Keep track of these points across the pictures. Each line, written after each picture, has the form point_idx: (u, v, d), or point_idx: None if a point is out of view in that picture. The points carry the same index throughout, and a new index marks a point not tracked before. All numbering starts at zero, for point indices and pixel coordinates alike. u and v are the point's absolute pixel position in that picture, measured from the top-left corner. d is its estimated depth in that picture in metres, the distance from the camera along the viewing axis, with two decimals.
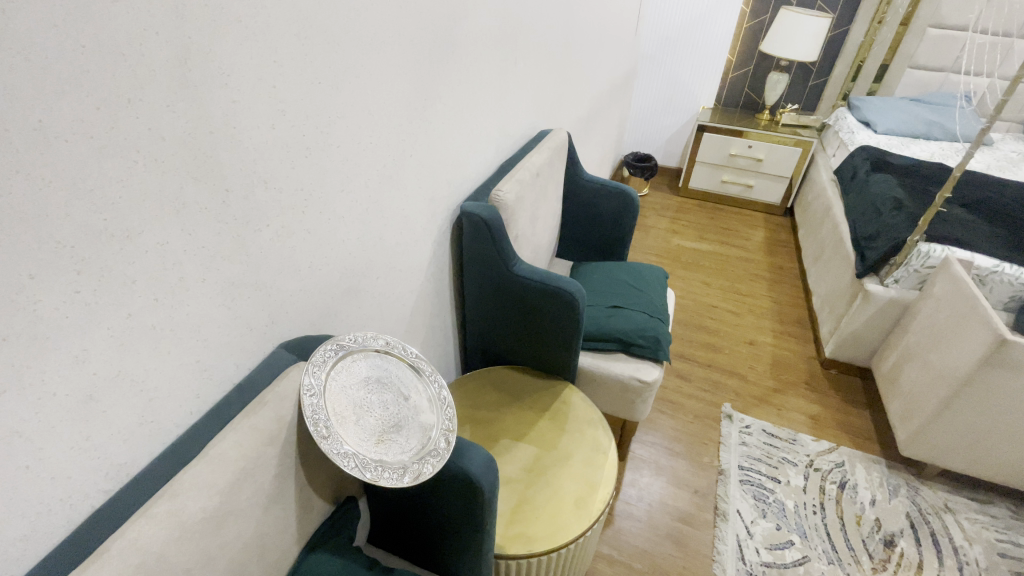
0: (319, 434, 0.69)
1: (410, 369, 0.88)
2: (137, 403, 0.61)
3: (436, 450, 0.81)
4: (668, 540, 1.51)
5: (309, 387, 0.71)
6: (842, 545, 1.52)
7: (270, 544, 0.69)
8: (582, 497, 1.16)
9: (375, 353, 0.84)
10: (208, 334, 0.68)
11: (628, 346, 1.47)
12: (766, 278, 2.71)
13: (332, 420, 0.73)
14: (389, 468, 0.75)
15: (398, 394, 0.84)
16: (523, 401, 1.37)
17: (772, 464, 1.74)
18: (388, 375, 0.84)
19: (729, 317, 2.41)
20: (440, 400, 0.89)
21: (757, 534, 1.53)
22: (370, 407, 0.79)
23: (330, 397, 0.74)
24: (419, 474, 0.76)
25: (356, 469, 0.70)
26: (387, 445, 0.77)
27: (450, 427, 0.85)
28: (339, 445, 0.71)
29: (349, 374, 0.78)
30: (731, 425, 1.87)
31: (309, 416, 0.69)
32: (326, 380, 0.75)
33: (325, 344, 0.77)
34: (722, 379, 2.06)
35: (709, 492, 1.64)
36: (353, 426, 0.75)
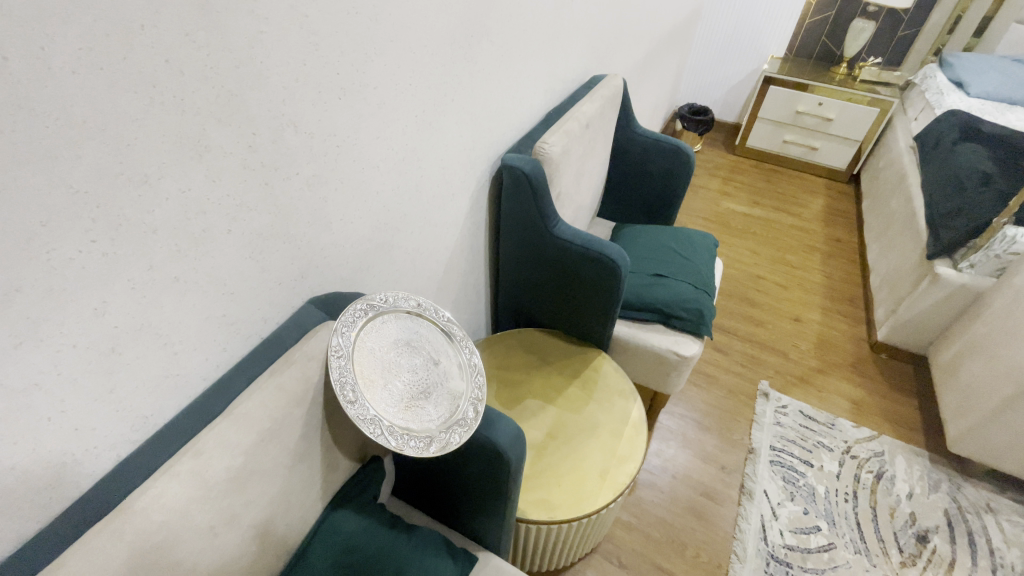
0: (345, 398, 0.66)
1: (443, 333, 0.84)
2: (162, 357, 0.59)
3: (464, 420, 0.77)
4: (689, 513, 1.49)
5: (337, 347, 0.69)
6: (871, 536, 1.47)
7: (296, 501, 0.68)
8: (608, 469, 1.13)
9: (407, 315, 0.80)
10: (235, 287, 0.65)
11: (667, 318, 1.40)
12: (820, 250, 2.54)
13: (360, 384, 0.70)
14: (416, 436, 0.72)
15: (430, 358, 0.80)
16: (553, 366, 1.33)
17: (806, 447, 1.67)
18: (420, 337, 0.81)
19: (776, 290, 2.28)
20: (471, 367, 0.85)
21: (782, 516, 1.49)
22: (399, 371, 0.76)
23: (358, 359, 0.71)
24: (446, 444, 0.73)
25: (380, 438, 0.67)
26: (416, 412, 0.74)
27: (481, 397, 0.81)
28: (366, 409, 0.68)
29: (378, 335, 0.75)
30: (766, 403, 1.80)
31: (337, 378, 0.67)
32: (355, 340, 0.72)
33: (354, 304, 0.73)
34: (761, 355, 1.98)
35: (737, 469, 1.60)
36: (380, 390, 0.72)
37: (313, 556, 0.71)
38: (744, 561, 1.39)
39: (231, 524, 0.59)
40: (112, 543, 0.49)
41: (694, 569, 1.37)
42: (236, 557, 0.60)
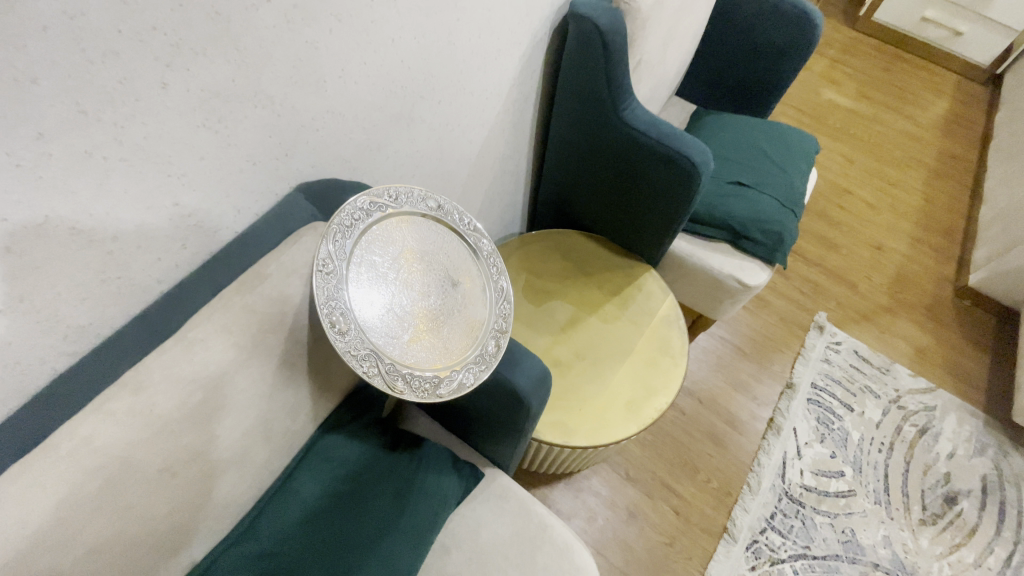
0: (331, 327, 0.53)
1: (466, 245, 0.68)
2: (91, 258, 0.44)
3: (483, 356, 0.64)
4: (709, 439, 1.42)
5: (324, 260, 0.54)
6: (896, 489, 1.39)
7: (278, 429, 0.58)
8: (635, 400, 1.01)
9: (420, 220, 0.64)
10: (190, 169, 0.47)
11: (738, 238, 1.19)
12: (927, 166, 2.14)
13: (354, 307, 0.56)
14: (423, 375, 0.59)
15: (447, 275, 0.65)
16: (592, 277, 1.17)
17: (850, 390, 1.54)
18: (436, 248, 0.65)
19: (861, 210, 1.96)
20: (498, 289, 0.70)
21: (806, 456, 1.41)
22: (407, 292, 0.61)
23: (352, 275, 0.57)
24: (458, 385, 0.60)
25: (374, 379, 0.55)
26: (425, 344, 0.60)
27: (507, 328, 0.67)
28: (360, 341, 0.55)
29: (380, 244, 0.60)
30: (818, 336, 1.63)
31: (322, 301, 0.53)
32: (349, 252, 0.57)
33: (351, 203, 0.56)
34: (825, 282, 1.76)
35: (769, 402, 1.50)
36: (381, 316, 0.58)
37: (304, 477, 0.65)
38: (755, 493, 1.34)
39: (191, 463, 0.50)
40: None
41: (702, 493, 1.34)
42: (200, 492, 0.52)
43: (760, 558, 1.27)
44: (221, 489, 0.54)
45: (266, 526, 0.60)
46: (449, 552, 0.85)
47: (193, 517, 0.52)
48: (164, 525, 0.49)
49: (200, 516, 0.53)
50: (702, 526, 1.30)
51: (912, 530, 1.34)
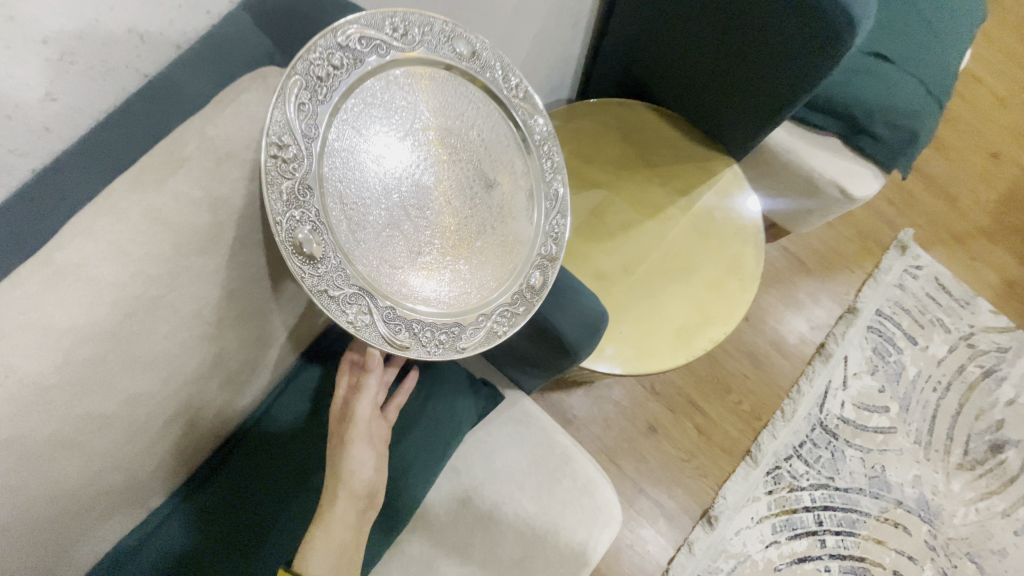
0: (293, 251, 0.40)
1: (505, 136, 0.55)
2: None
3: (521, 294, 0.53)
4: (746, 358, 1.29)
5: (284, 141, 0.40)
6: (940, 430, 1.29)
7: (226, 337, 0.49)
8: (689, 327, 0.85)
9: (439, 95, 0.50)
10: None
11: (853, 132, 0.93)
12: None
13: (343, 220, 0.44)
14: (440, 326, 0.48)
15: (478, 179, 0.53)
16: (656, 169, 0.93)
17: (918, 321, 1.36)
18: (462, 138, 0.52)
19: (988, 106, 1.59)
20: (547, 197, 0.58)
21: (852, 387, 1.29)
22: (417, 197, 0.48)
23: (342, 176, 0.44)
24: (486, 336, 0.51)
25: (368, 329, 0.44)
26: (443, 277, 0.50)
27: (556, 256, 0.56)
28: (341, 268, 0.43)
29: (382, 128, 0.46)
30: (898, 257, 1.40)
31: (273, 214, 0.39)
32: (325, 137, 0.42)
33: (324, 46, 0.41)
34: (919, 193, 1.48)
35: (824, 326, 1.33)
36: (381, 230, 0.46)
37: (294, 399, 0.62)
38: (787, 420, 1.25)
39: (88, 424, 0.42)
40: None
41: (730, 415, 1.25)
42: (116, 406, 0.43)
43: (780, 484, 1.21)
44: (139, 445, 0.46)
45: (245, 455, 0.58)
46: (460, 475, 0.76)
47: (106, 482, 0.45)
48: (69, 496, 0.43)
49: (119, 479, 0.46)
50: (723, 447, 1.23)
51: (946, 473, 1.26)
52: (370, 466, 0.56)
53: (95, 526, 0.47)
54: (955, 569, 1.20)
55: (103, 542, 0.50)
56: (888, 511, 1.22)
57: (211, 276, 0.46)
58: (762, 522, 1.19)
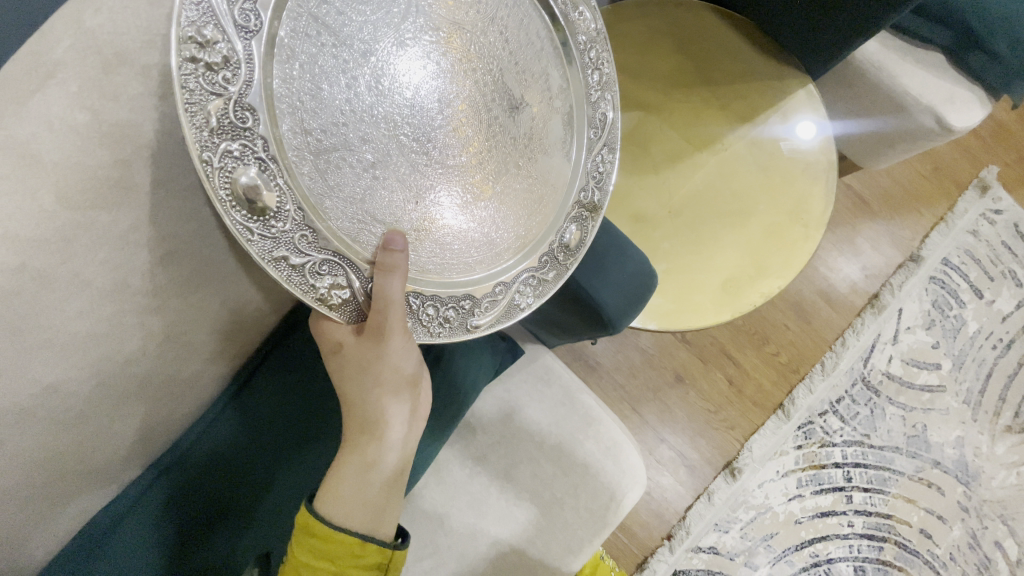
0: (232, 203, 0.33)
1: (543, 44, 0.49)
2: None
3: (546, 262, 0.50)
4: (790, 307, 1.19)
5: (207, 38, 0.31)
6: (993, 391, 1.19)
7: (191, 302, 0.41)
8: (736, 279, 0.74)
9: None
10: None
11: (964, 48, 0.76)
12: None
13: (307, 155, 0.36)
14: (448, 300, 0.44)
15: (502, 99, 0.47)
16: (715, 90, 0.78)
17: (988, 273, 1.22)
18: (476, 44, 0.45)
19: None
20: (594, 125, 0.53)
21: (902, 342, 1.19)
22: (415, 115, 0.42)
23: (305, 94, 0.36)
24: (502, 311, 0.47)
25: (343, 304, 0.39)
26: (448, 236, 0.44)
27: (600, 206, 0.53)
28: (301, 222, 0.36)
29: (356, 23, 0.38)
30: (976, 199, 1.23)
31: (199, 154, 0.31)
32: (268, 29, 0.34)
33: None
34: (1011, 126, 1.28)
35: (880, 275, 1.20)
36: (367, 161, 0.39)
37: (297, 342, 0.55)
38: (827, 374, 1.16)
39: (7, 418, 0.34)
40: None
41: (765, 366, 1.18)
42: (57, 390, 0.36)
43: (811, 439, 1.15)
44: (87, 425, 0.39)
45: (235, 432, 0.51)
46: (475, 433, 0.71)
47: (50, 469, 0.38)
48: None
49: (68, 464, 0.39)
50: (754, 400, 1.17)
51: (991, 435, 1.18)
52: (413, 357, 0.45)
53: (56, 510, 0.41)
54: (985, 530, 1.16)
55: (72, 520, 0.44)
56: (923, 471, 1.16)
57: (160, 221, 0.37)
58: (787, 476, 1.14)
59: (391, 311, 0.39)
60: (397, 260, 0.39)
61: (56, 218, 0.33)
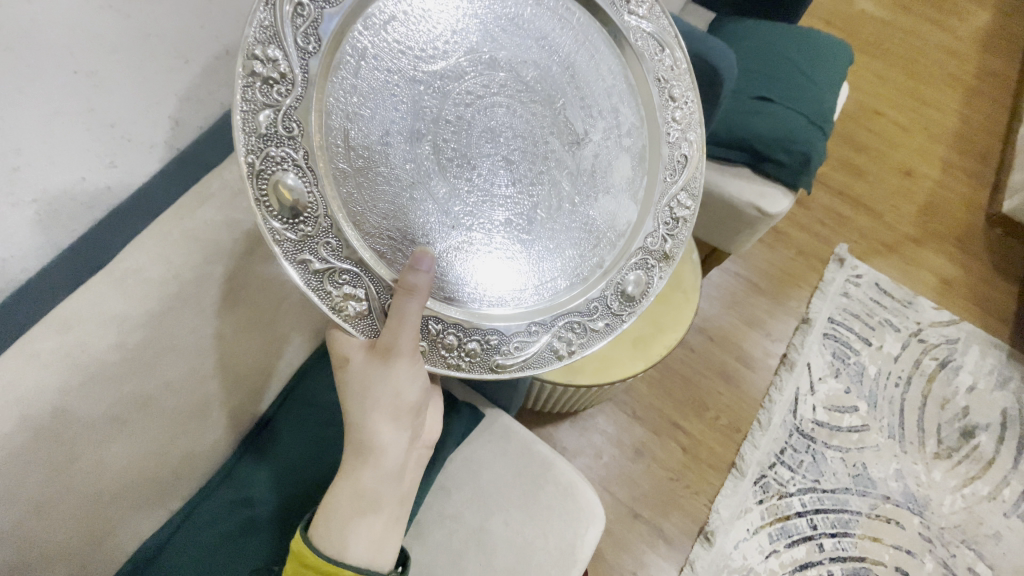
0: (266, 200, 0.42)
1: (620, 84, 0.59)
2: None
3: (595, 312, 0.57)
4: (718, 376, 1.39)
5: (270, 57, 0.40)
6: (911, 423, 1.36)
7: None
8: (644, 337, 0.97)
9: (511, 21, 0.52)
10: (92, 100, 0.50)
11: (759, 161, 1.10)
12: (967, 85, 1.94)
13: (348, 168, 0.46)
14: (479, 332, 0.53)
15: (567, 129, 0.56)
16: None
17: (869, 324, 1.47)
18: (543, 78, 0.54)
19: (892, 133, 1.79)
20: (671, 163, 0.60)
21: (819, 392, 1.38)
22: (467, 153, 0.52)
23: (355, 121, 0.46)
24: (532, 353, 0.55)
25: (354, 313, 0.47)
26: (475, 263, 0.53)
27: (671, 254, 0.61)
28: (327, 236, 0.45)
29: (414, 56, 0.48)
30: (838, 270, 1.53)
31: (246, 155, 0.40)
32: (324, 50, 0.43)
33: None
34: (849, 213, 1.63)
35: (783, 338, 1.44)
36: (410, 188, 0.49)
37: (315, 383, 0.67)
38: (765, 430, 1.32)
39: (133, 405, 0.49)
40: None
41: (711, 431, 1.32)
42: (165, 404, 0.51)
43: (769, 492, 1.25)
44: (176, 426, 0.53)
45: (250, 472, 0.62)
46: (450, 494, 0.83)
47: (144, 460, 0.52)
48: (115, 468, 0.49)
49: (154, 463, 0.53)
50: (710, 463, 1.29)
51: (925, 463, 1.31)
52: (417, 383, 0.53)
53: (125, 519, 0.53)
54: (956, 558, 1.22)
55: (130, 540, 0.55)
56: (878, 508, 1.26)
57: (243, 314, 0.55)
58: (758, 533, 1.21)
59: (400, 332, 0.47)
60: (420, 279, 0.46)
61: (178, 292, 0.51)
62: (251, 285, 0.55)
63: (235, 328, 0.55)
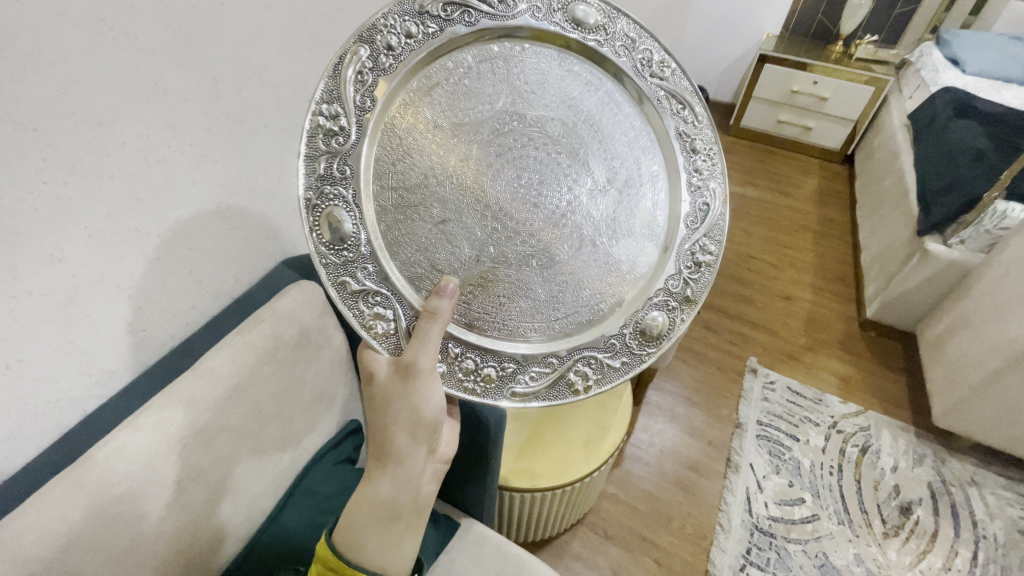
0: (317, 227, 0.53)
1: (644, 137, 0.61)
2: (117, 321, 0.58)
3: (612, 350, 0.60)
4: (676, 486, 1.50)
5: (333, 114, 0.52)
6: (854, 508, 1.48)
7: None
8: (593, 439, 1.15)
9: (543, 85, 0.59)
10: (196, 265, 0.65)
11: None
12: (813, 230, 2.51)
13: (387, 207, 0.57)
14: (500, 357, 0.59)
15: (588, 178, 0.61)
16: None
17: (793, 422, 1.69)
18: (566, 132, 0.60)
19: (767, 270, 2.25)
20: (693, 212, 0.61)
21: (767, 489, 1.51)
22: (496, 197, 0.59)
23: (395, 175, 0.56)
24: (548, 383, 0.60)
25: (381, 330, 0.57)
26: (499, 293, 0.60)
27: (693, 299, 0.61)
28: (366, 263, 0.56)
29: (453, 116, 0.57)
30: (754, 379, 1.80)
31: (305, 193, 0.52)
32: (376, 108, 0.53)
33: (421, 26, 0.53)
34: (751, 333, 1.97)
35: (724, 444, 1.61)
36: (443, 227, 0.58)
37: (321, 471, 0.73)
38: (728, 531, 1.40)
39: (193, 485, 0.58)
40: (87, 472, 0.51)
41: (679, 540, 1.38)
42: (214, 493, 0.60)
43: None
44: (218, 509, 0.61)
45: (262, 553, 0.65)
46: None
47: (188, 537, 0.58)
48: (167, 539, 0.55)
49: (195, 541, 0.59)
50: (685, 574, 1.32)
51: (879, 544, 1.40)
52: (439, 400, 0.56)
53: None
54: None
55: None
56: None
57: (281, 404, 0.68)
58: None
59: (420, 351, 0.54)
60: (443, 306, 0.54)
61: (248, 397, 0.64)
62: (287, 379, 0.69)
63: (270, 416, 0.66)
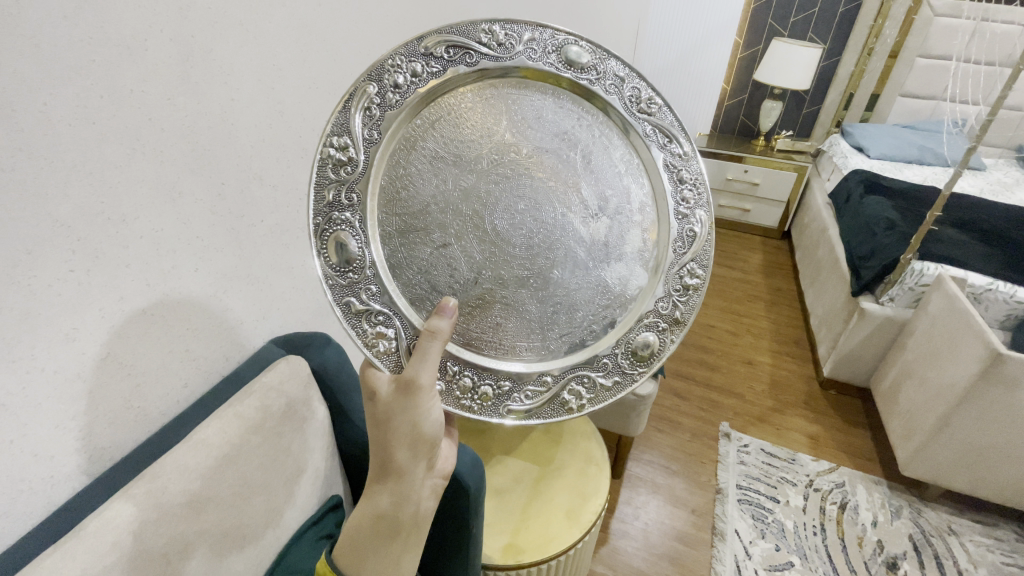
0: (325, 250, 0.61)
1: (633, 166, 0.67)
2: (116, 398, 0.62)
3: (605, 369, 0.66)
4: (665, 559, 1.47)
5: (342, 147, 0.60)
6: (842, 567, 1.47)
7: None
8: (574, 509, 1.16)
9: (538, 121, 0.66)
10: (191, 345, 0.71)
11: None
12: (765, 299, 2.70)
13: (393, 232, 0.65)
14: (495, 375, 0.66)
15: (578, 204, 0.67)
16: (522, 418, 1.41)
17: (771, 484, 1.71)
18: (558, 164, 0.67)
19: (727, 338, 2.39)
20: (681, 237, 0.65)
21: (755, 555, 1.49)
22: (495, 223, 0.66)
23: (400, 203, 0.64)
24: (542, 401, 0.66)
25: (383, 347, 0.64)
26: (497, 313, 0.67)
27: (682, 321, 0.65)
28: (368, 283, 0.64)
29: (454, 149, 0.65)
30: (728, 443, 1.84)
31: (313, 219, 0.60)
32: (382, 140, 0.62)
33: (424, 68, 0.61)
34: (720, 398, 2.05)
35: (707, 511, 1.61)
36: (445, 250, 0.65)
37: (305, 546, 0.73)
38: None
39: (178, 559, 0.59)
40: (78, 545, 0.53)
41: None
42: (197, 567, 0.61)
43: None
44: None
45: None
46: None
47: None
48: None
49: None
50: None
51: None
52: (438, 417, 0.62)
53: None
54: None
55: None
56: None
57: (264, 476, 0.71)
58: None
59: (421, 367, 0.59)
60: (443, 326, 0.59)
61: (234, 468, 0.67)
62: (269, 453, 0.72)
63: (252, 488, 0.69)
